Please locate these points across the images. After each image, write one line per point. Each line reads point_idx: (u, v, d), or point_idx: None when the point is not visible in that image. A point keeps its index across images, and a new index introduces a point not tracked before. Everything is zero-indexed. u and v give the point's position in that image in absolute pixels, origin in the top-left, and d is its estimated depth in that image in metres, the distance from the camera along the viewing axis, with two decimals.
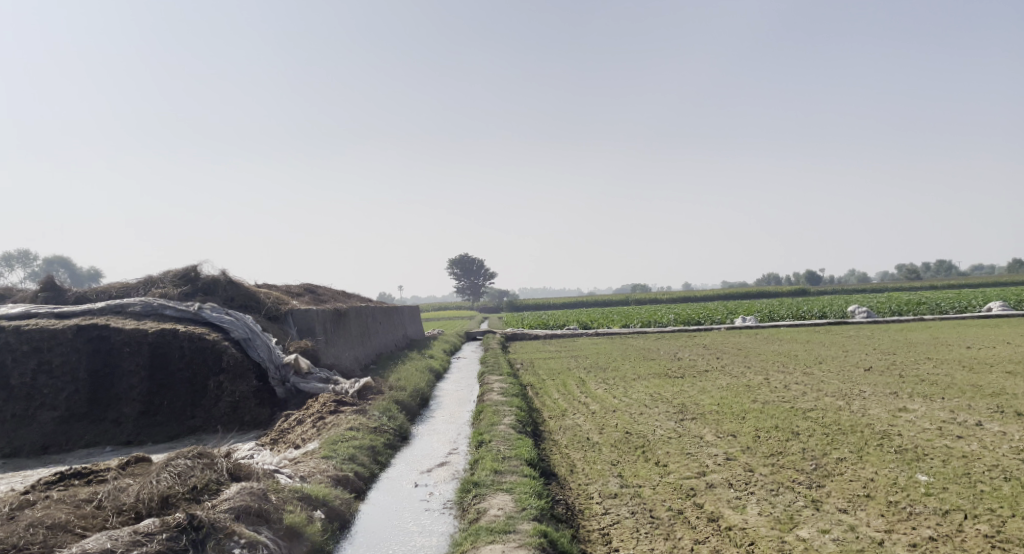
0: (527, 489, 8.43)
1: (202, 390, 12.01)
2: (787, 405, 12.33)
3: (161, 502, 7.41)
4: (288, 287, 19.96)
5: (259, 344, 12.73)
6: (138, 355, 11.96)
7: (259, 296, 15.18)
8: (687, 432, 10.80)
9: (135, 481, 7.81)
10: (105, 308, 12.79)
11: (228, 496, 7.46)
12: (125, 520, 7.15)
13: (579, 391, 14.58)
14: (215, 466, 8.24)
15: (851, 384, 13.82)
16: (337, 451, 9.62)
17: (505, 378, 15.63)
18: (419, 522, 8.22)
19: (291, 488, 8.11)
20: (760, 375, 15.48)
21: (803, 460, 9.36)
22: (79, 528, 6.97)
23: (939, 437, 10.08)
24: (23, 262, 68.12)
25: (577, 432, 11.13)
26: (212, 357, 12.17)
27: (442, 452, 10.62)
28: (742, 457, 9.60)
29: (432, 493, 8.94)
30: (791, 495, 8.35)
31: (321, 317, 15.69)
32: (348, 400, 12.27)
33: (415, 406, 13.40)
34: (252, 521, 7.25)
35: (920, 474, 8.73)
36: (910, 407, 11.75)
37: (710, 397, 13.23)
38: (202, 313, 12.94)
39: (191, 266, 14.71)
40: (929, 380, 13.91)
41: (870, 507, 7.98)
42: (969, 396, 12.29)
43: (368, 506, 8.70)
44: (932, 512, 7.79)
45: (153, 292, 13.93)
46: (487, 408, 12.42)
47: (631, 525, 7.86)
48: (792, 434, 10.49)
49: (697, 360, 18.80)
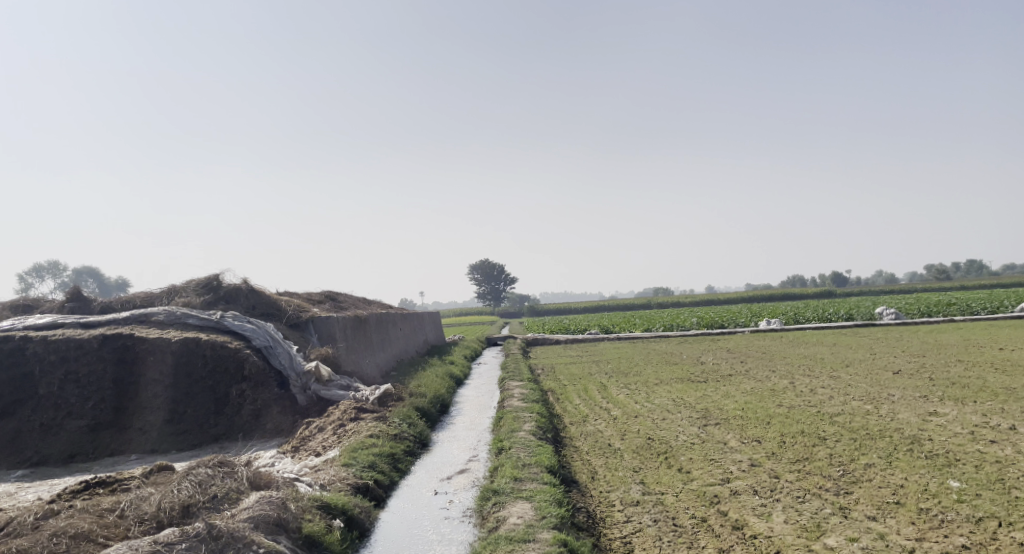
0: (548, 497, 8.35)
1: (224, 399, 12.09)
2: (813, 409, 12.13)
3: (182, 511, 7.43)
4: (309, 294, 20.03)
5: (280, 352, 12.82)
6: (162, 364, 12.07)
7: (280, 304, 15.28)
8: (710, 438, 10.66)
9: (157, 490, 7.85)
10: (130, 317, 12.93)
11: (247, 506, 7.46)
12: (147, 529, 7.18)
13: (601, 396, 14.46)
14: (236, 474, 8.25)
15: (879, 388, 13.55)
16: (357, 459, 9.61)
17: (526, 384, 15.55)
18: (439, 530, 8.16)
19: (310, 497, 8.10)
20: (785, 379, 15.26)
21: (830, 466, 9.18)
22: (101, 537, 6.99)
23: (971, 441, 9.83)
24: (51, 272, 69.25)
25: (599, 439, 11.03)
26: (234, 365, 12.27)
27: (461, 459, 10.57)
28: (767, 463, 9.44)
29: (452, 501, 8.89)
30: (819, 502, 8.18)
31: (341, 324, 15.74)
32: (368, 407, 12.28)
33: (436, 413, 13.38)
34: (272, 530, 7.24)
35: (951, 480, 8.50)
36: (941, 411, 11.49)
37: (734, 402, 13.03)
38: (224, 322, 13.05)
39: (214, 275, 14.84)
40: (961, 383, 13.60)
41: (900, 515, 7.78)
42: (1002, 399, 11.99)
43: (388, 514, 8.67)
44: (965, 519, 7.59)
45: (176, 301, 14.06)
46: (508, 414, 12.36)
47: (654, 533, 7.75)
48: (818, 440, 10.30)
49: (721, 364, 18.56)
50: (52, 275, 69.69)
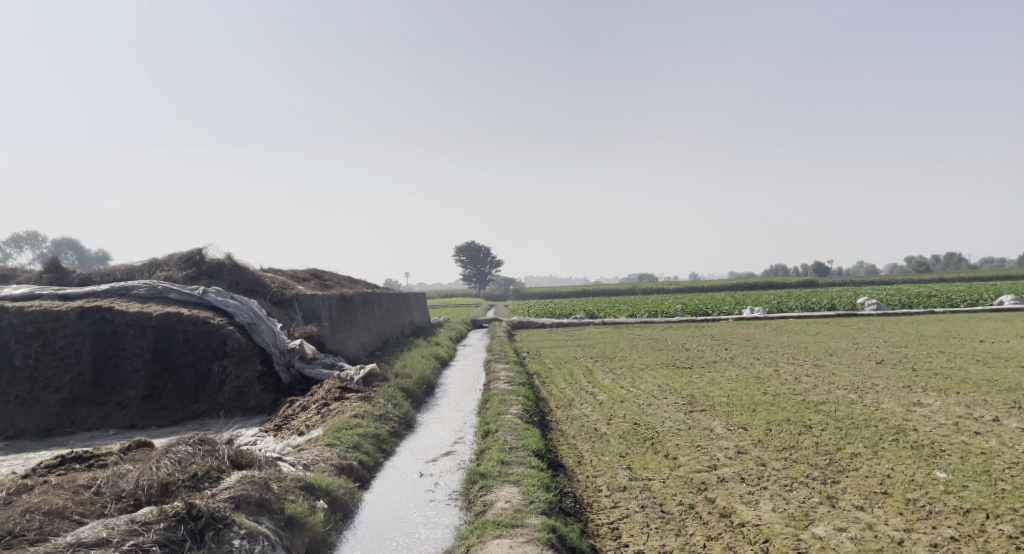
0: (535, 482, 8.25)
1: (206, 376, 11.86)
2: (798, 397, 12.12)
3: (161, 489, 7.23)
4: (293, 271, 19.75)
5: (264, 329, 12.57)
6: (142, 339, 11.81)
7: (264, 280, 15.04)
8: (697, 424, 10.60)
9: (136, 466, 7.66)
10: (110, 291, 12.64)
11: (229, 485, 7.27)
12: (124, 507, 7.00)
13: (586, 380, 14.38)
14: (217, 452, 8.04)
15: (863, 378, 13.57)
16: (341, 439, 9.46)
17: (511, 367, 15.44)
18: (424, 513, 8.04)
19: (294, 477, 7.94)
20: (770, 367, 15.26)
21: (817, 455, 9.14)
22: (76, 514, 6.81)
23: (956, 432, 9.84)
24: (31, 244, 68.34)
25: (585, 423, 10.95)
26: (217, 342, 12.04)
27: (447, 441, 10.45)
28: (754, 451, 9.39)
29: (437, 484, 8.76)
30: (806, 491, 8.14)
31: (326, 302, 15.50)
32: (353, 387, 12.11)
33: (421, 394, 13.25)
34: (253, 511, 7.08)
35: (938, 471, 8.49)
36: (925, 401, 11.50)
37: (720, 389, 13.00)
38: (207, 297, 12.80)
39: (196, 250, 14.56)
40: (943, 374, 13.64)
41: (888, 505, 7.76)
42: (985, 391, 12.03)
43: (372, 496, 8.54)
44: (952, 511, 7.57)
45: (158, 275, 13.77)
46: (494, 397, 12.23)
47: (641, 519, 7.67)
48: (804, 428, 10.27)
49: (707, 351, 18.54)
50: (30, 246, 68.66)
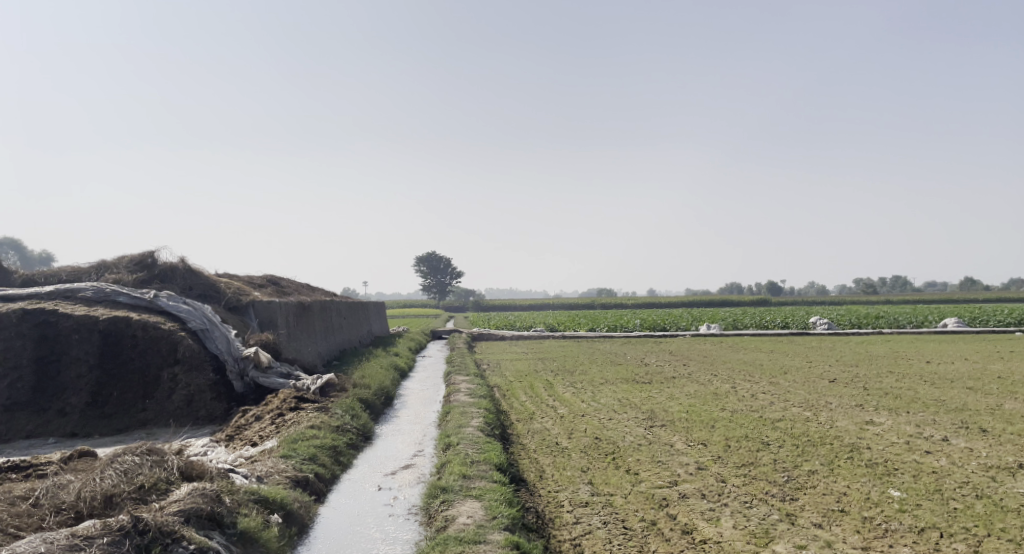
0: (497, 496, 8.10)
1: (154, 383, 11.42)
2: (755, 414, 12.21)
3: (105, 501, 6.88)
4: (249, 277, 19.31)
5: (217, 336, 12.20)
6: (87, 343, 11.37)
7: (219, 286, 14.63)
8: (657, 439, 10.58)
9: (77, 477, 7.29)
10: (54, 293, 12.16)
11: (178, 498, 6.96)
12: (64, 520, 6.64)
13: (546, 394, 14.29)
14: (165, 463, 7.67)
15: (817, 396, 13.74)
16: (297, 451, 9.19)
17: (472, 379, 15.27)
18: (383, 528, 7.82)
19: (246, 490, 7.64)
20: (727, 384, 15.36)
21: (775, 472, 9.18)
22: (11, 527, 6.44)
23: (907, 451, 9.99)
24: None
25: (546, 437, 10.85)
26: (167, 348, 11.64)
27: (406, 454, 10.24)
28: (714, 467, 9.40)
29: (396, 498, 8.55)
30: (766, 508, 8.15)
31: (283, 310, 15.16)
32: (310, 397, 11.81)
33: (380, 405, 13.00)
34: (203, 526, 6.80)
35: (892, 490, 8.59)
36: (877, 420, 11.68)
37: (679, 404, 13.03)
38: (158, 301, 12.38)
39: (148, 252, 14.11)
40: (894, 393, 13.89)
41: (845, 523, 7.81)
42: (934, 411, 12.26)
43: (328, 509, 8.29)
44: (907, 529, 7.65)
45: (107, 277, 13.28)
46: (454, 409, 12.04)
47: (604, 535, 7.59)
48: (762, 445, 10.33)
49: (665, 366, 18.62)
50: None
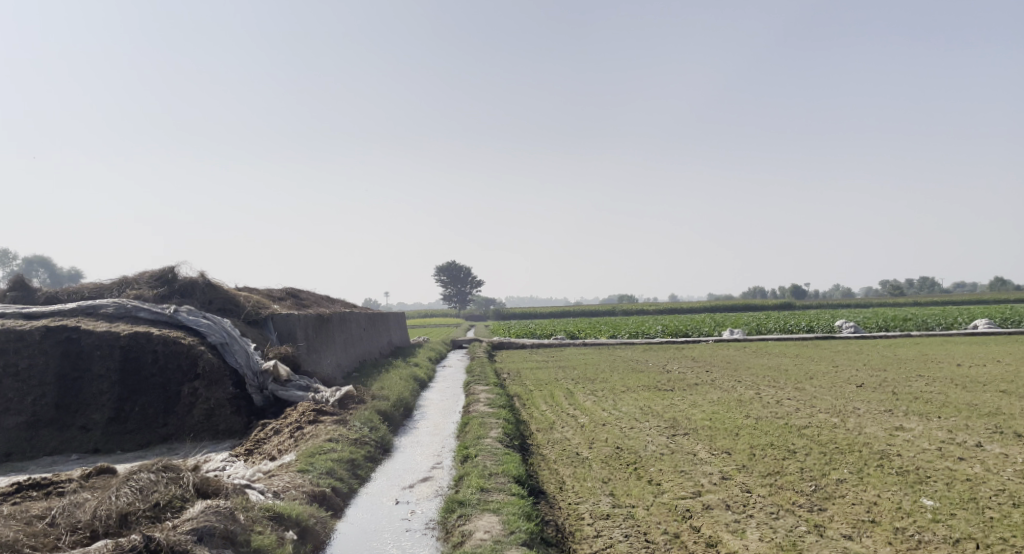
0: (516, 510, 7.96)
1: (175, 398, 11.45)
2: (780, 421, 11.96)
3: (120, 520, 6.85)
4: (269, 290, 19.37)
5: (237, 349, 12.22)
6: (108, 359, 11.42)
7: (238, 299, 14.67)
8: (680, 448, 10.38)
9: (94, 495, 7.27)
10: (77, 309, 12.23)
11: (191, 516, 6.89)
12: (79, 539, 6.62)
13: (567, 402, 14.14)
14: (181, 480, 7.61)
15: (844, 401, 13.43)
16: (314, 465, 9.12)
17: (491, 389, 15.14)
18: (399, 544, 7.72)
19: (262, 507, 7.57)
20: (751, 390, 15.09)
21: (802, 481, 8.94)
22: (27, 547, 6.44)
23: (939, 458, 9.70)
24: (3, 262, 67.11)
25: (566, 447, 10.69)
26: (187, 363, 11.67)
27: (424, 466, 10.14)
28: (738, 476, 9.18)
29: (414, 512, 8.46)
30: (793, 519, 7.93)
31: (302, 323, 15.17)
32: (329, 409, 11.77)
33: (399, 416, 12.92)
34: (218, 544, 6.73)
35: (924, 499, 8.32)
36: (907, 426, 11.38)
37: (702, 412, 12.78)
38: (179, 316, 12.43)
39: (169, 268, 14.18)
40: (924, 398, 13.54)
41: (876, 534, 7.57)
42: (966, 415, 11.90)
43: (345, 524, 8.21)
44: (941, 540, 7.39)
45: (128, 293, 13.36)
46: (473, 420, 11.93)
47: (625, 549, 7.41)
48: (788, 452, 10.09)
49: (687, 373, 18.38)
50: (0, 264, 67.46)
